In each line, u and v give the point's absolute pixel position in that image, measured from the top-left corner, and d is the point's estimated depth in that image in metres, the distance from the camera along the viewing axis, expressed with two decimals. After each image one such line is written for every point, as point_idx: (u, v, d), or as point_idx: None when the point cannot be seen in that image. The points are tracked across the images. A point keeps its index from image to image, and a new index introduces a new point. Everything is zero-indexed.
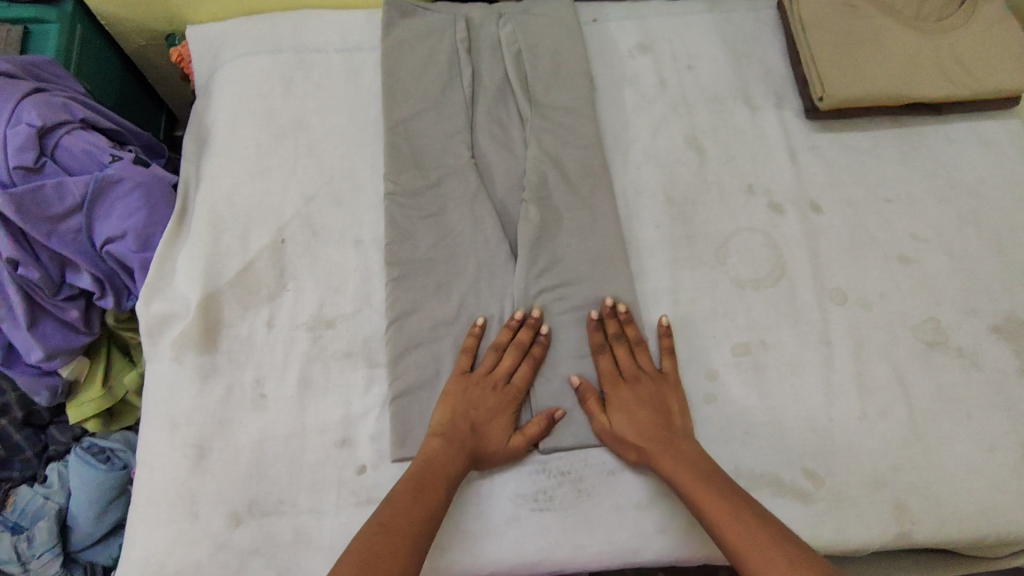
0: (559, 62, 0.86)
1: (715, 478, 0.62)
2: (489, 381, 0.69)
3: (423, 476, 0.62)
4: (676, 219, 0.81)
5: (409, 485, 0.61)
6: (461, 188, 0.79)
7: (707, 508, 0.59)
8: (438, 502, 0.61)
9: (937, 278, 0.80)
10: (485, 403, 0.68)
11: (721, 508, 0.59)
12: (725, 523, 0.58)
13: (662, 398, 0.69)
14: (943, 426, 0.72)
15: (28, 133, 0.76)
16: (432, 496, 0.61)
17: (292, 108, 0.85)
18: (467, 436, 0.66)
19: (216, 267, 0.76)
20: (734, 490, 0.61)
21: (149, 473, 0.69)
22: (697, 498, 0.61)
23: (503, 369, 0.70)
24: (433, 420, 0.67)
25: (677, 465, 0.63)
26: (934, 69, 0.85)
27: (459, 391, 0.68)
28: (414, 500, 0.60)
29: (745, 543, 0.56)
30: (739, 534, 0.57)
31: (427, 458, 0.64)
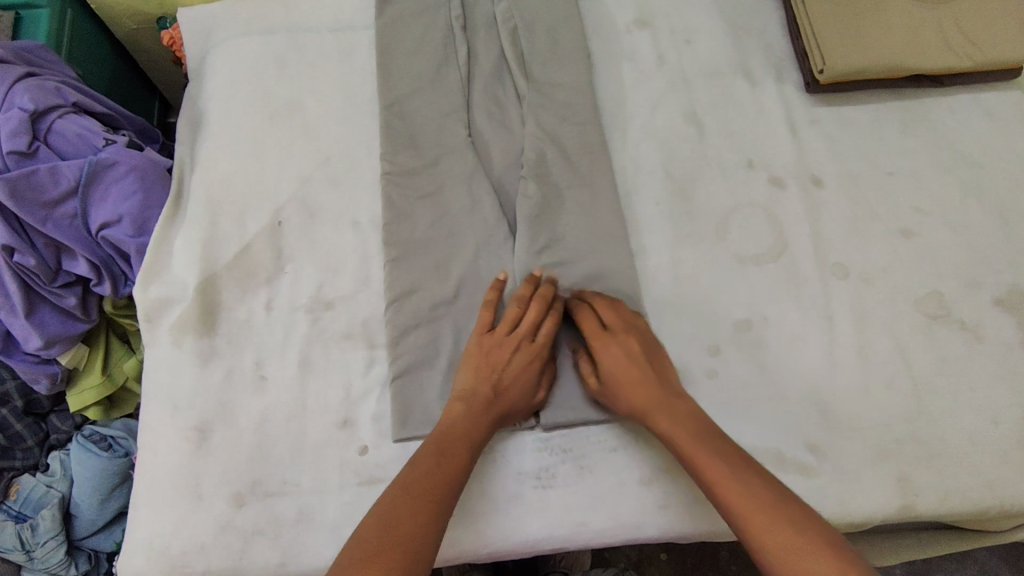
0: (555, 38, 0.84)
1: (702, 424, 0.61)
2: (507, 337, 0.67)
3: (443, 442, 0.61)
4: (676, 196, 0.80)
5: (429, 451, 0.61)
6: (458, 166, 0.78)
7: (692, 455, 0.59)
8: (460, 467, 0.60)
9: (940, 250, 0.79)
10: (507, 360, 0.66)
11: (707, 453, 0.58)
12: (709, 468, 0.57)
13: (653, 354, 0.67)
14: (947, 397, 0.72)
15: (20, 118, 0.75)
16: (453, 462, 0.60)
17: (287, 89, 0.84)
18: (488, 397, 0.64)
19: (214, 250, 0.75)
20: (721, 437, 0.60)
21: (151, 456, 0.68)
22: (682, 445, 0.60)
23: (525, 324, 0.67)
24: (457, 382, 0.66)
25: (665, 419, 0.62)
26: (935, 40, 0.84)
27: (481, 351, 0.67)
28: (435, 466, 0.59)
29: (728, 488, 0.56)
30: (723, 479, 0.56)
31: (448, 422, 0.63)
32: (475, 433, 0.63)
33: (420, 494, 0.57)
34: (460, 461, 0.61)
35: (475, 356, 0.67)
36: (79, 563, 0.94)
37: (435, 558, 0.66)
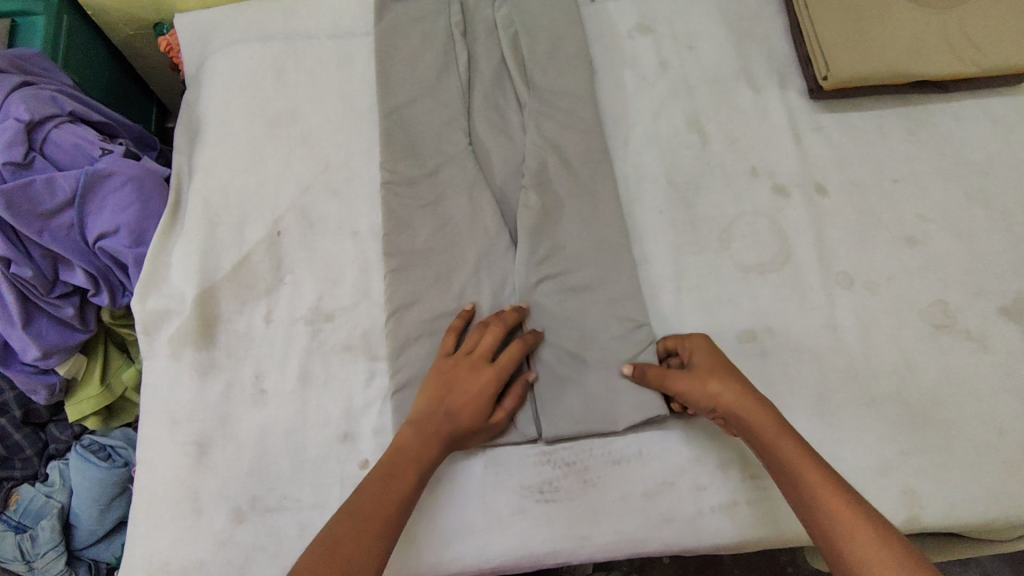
0: (556, 45, 0.84)
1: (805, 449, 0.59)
2: (467, 360, 0.66)
3: (393, 466, 0.61)
4: (678, 204, 0.79)
5: (375, 476, 0.60)
6: (459, 175, 0.77)
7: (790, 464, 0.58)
8: (405, 494, 0.60)
9: (945, 259, 0.78)
10: (466, 382, 0.65)
11: (807, 466, 0.57)
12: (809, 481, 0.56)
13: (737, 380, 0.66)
14: (953, 408, 0.72)
15: (16, 128, 0.74)
16: (398, 489, 0.60)
17: (285, 97, 0.83)
18: (442, 422, 0.63)
19: (212, 261, 0.75)
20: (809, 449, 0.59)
21: (150, 470, 0.68)
22: (782, 455, 0.59)
23: (482, 346, 0.67)
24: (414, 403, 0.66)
25: (762, 426, 0.60)
26: (940, 46, 0.83)
27: (443, 371, 0.66)
28: (380, 491, 0.59)
29: (832, 503, 0.55)
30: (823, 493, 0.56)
31: (399, 445, 0.63)
32: (429, 456, 0.62)
33: (364, 522, 0.57)
34: (406, 488, 0.60)
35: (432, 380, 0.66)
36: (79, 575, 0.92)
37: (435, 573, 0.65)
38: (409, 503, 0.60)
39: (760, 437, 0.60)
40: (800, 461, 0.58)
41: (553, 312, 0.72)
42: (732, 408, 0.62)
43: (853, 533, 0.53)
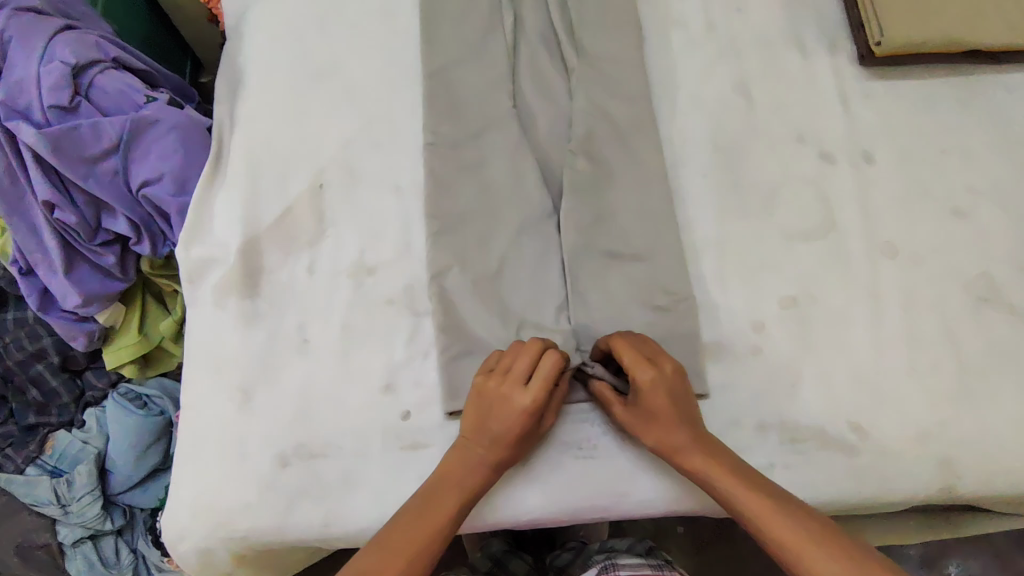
0: (605, 8, 0.82)
1: (739, 466, 0.60)
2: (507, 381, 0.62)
3: (437, 486, 0.60)
4: (724, 169, 0.79)
5: (416, 500, 0.59)
6: (505, 136, 0.77)
7: (760, 517, 0.56)
8: (444, 520, 0.58)
9: (992, 232, 0.77)
10: (504, 406, 0.61)
11: (766, 506, 0.57)
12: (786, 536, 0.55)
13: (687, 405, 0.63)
14: (994, 382, 0.71)
15: (62, 71, 0.74)
16: (436, 516, 0.58)
17: (328, 48, 0.82)
18: (485, 448, 0.61)
19: (255, 212, 0.75)
20: (772, 487, 0.59)
21: (195, 415, 0.69)
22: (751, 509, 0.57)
23: (526, 369, 0.62)
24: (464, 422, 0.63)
25: (728, 479, 0.59)
26: (997, 14, 0.81)
27: (491, 393, 0.62)
28: (417, 516, 0.58)
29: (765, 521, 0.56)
30: (790, 535, 0.55)
31: (443, 470, 0.61)
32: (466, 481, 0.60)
33: (400, 541, 0.56)
34: (446, 512, 0.58)
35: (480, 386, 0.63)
36: (113, 517, 0.96)
37: (474, 523, 0.66)
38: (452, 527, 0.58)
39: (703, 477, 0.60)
40: (767, 513, 0.56)
41: (597, 275, 0.73)
42: (687, 458, 0.61)
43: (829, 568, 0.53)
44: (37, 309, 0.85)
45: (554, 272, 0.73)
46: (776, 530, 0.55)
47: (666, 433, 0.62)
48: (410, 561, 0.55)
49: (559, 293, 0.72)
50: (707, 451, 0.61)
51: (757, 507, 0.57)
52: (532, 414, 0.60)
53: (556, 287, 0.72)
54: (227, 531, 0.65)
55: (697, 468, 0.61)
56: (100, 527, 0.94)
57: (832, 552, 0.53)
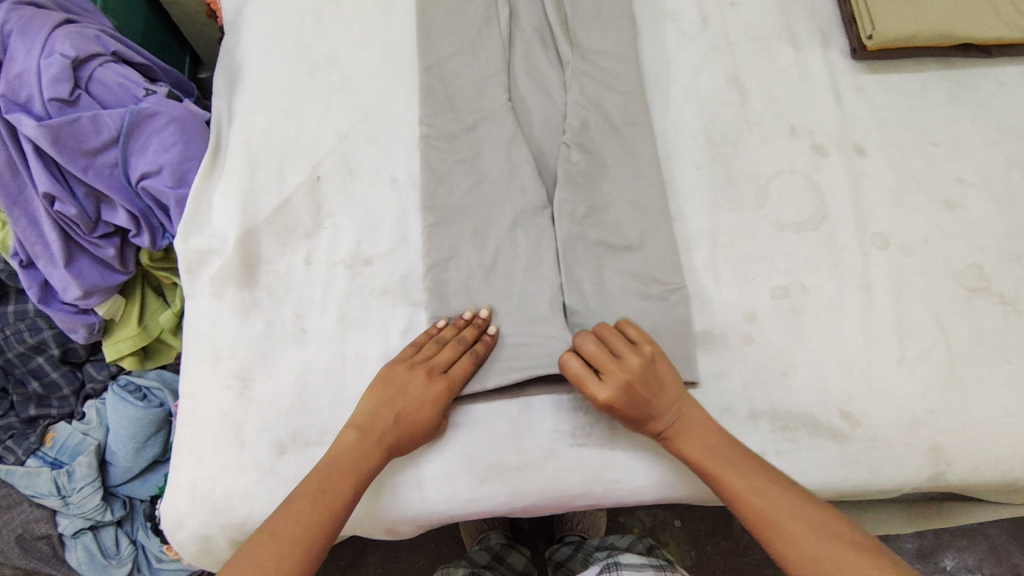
0: (599, 3, 0.83)
1: (726, 444, 0.62)
2: (416, 372, 0.65)
3: (333, 469, 0.61)
4: (717, 161, 0.79)
5: (313, 483, 0.60)
6: (500, 128, 0.77)
7: (738, 495, 0.60)
8: (338, 505, 0.60)
9: (982, 224, 0.78)
10: (411, 397, 0.64)
11: (747, 486, 0.60)
12: (763, 515, 0.59)
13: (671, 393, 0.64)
14: (983, 370, 0.72)
15: (62, 64, 0.74)
16: (333, 499, 0.60)
17: (325, 43, 0.83)
18: (384, 432, 0.63)
19: (254, 203, 0.75)
20: (757, 464, 0.61)
21: (193, 403, 0.70)
22: (734, 489, 0.60)
23: (439, 359, 0.66)
24: (361, 406, 0.65)
25: (713, 461, 0.61)
26: (988, 9, 0.82)
27: (396, 378, 0.65)
28: (315, 500, 0.59)
29: (745, 500, 0.60)
30: (767, 514, 0.59)
31: (336, 454, 0.62)
32: (359, 466, 0.62)
33: (295, 524, 0.58)
34: (343, 492, 0.60)
35: (385, 374, 0.66)
36: (113, 508, 0.97)
37: (467, 509, 0.67)
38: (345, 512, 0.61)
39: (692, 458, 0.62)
40: (745, 492, 0.60)
41: (591, 266, 0.73)
42: (677, 440, 0.63)
43: (797, 545, 0.57)
44: (37, 301, 0.86)
45: (548, 263, 0.73)
46: (755, 509, 0.59)
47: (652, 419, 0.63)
48: (309, 541, 0.58)
49: (554, 284, 0.73)
50: (693, 434, 0.63)
51: (735, 487, 0.60)
52: (439, 403, 0.64)
53: (551, 277, 0.73)
54: (225, 517, 0.66)
55: (683, 451, 0.63)
56: (101, 518, 0.95)
57: (806, 529, 0.57)
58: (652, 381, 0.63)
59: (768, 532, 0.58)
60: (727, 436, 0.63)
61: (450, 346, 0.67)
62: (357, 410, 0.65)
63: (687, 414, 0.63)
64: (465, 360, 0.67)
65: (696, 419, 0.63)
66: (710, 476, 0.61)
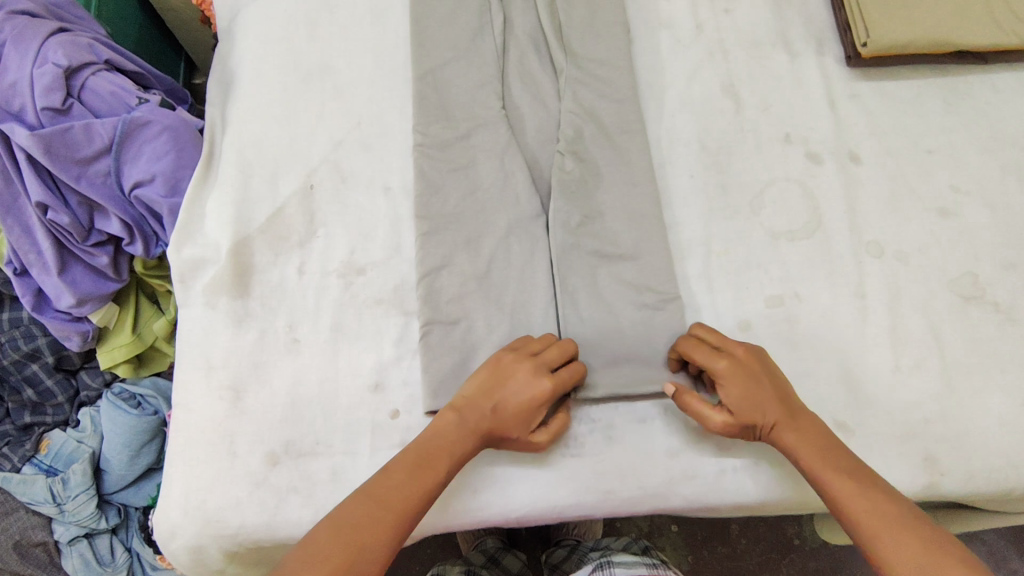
0: (594, 11, 0.83)
1: (827, 444, 0.61)
2: (528, 362, 0.65)
3: (430, 450, 0.61)
4: (711, 169, 0.79)
5: (408, 458, 0.60)
6: (493, 137, 0.77)
7: (840, 496, 0.57)
8: (429, 486, 0.59)
9: (977, 232, 0.78)
10: (517, 386, 0.63)
11: (849, 487, 0.57)
12: (870, 521, 0.55)
13: (774, 379, 0.64)
14: (978, 379, 0.72)
15: (55, 73, 0.74)
16: (429, 475, 0.59)
17: (319, 51, 0.83)
18: (485, 418, 0.63)
19: (246, 212, 0.75)
20: (861, 469, 0.59)
21: (186, 413, 0.70)
22: (839, 491, 0.57)
23: (547, 361, 0.65)
24: (466, 387, 0.65)
25: (817, 461, 0.60)
26: (983, 16, 0.81)
27: (500, 368, 0.65)
28: (409, 477, 0.58)
29: (847, 500, 0.57)
30: (872, 520, 0.55)
31: (436, 430, 0.62)
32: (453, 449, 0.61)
33: (386, 497, 0.57)
34: (439, 473, 0.60)
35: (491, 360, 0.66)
36: (108, 516, 0.96)
37: (461, 521, 0.67)
38: (433, 498, 0.59)
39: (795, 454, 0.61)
40: (847, 491, 0.57)
41: (584, 277, 0.73)
42: (777, 438, 0.62)
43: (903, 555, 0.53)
44: (31, 309, 0.86)
45: (542, 272, 0.73)
46: (856, 511, 0.56)
47: (753, 410, 0.62)
48: (397, 514, 0.56)
49: (547, 294, 0.73)
50: (795, 427, 0.62)
51: (835, 486, 0.58)
52: (542, 403, 0.63)
53: (544, 287, 0.73)
54: (217, 528, 0.65)
55: (783, 444, 0.62)
56: (95, 526, 0.95)
57: (913, 540, 0.53)
58: (750, 368, 0.64)
59: (869, 538, 0.55)
60: (834, 440, 0.62)
61: (562, 347, 0.67)
62: (461, 390, 0.65)
63: (790, 412, 0.62)
64: (573, 366, 0.67)
65: (800, 419, 0.62)
66: (810, 475, 0.60)
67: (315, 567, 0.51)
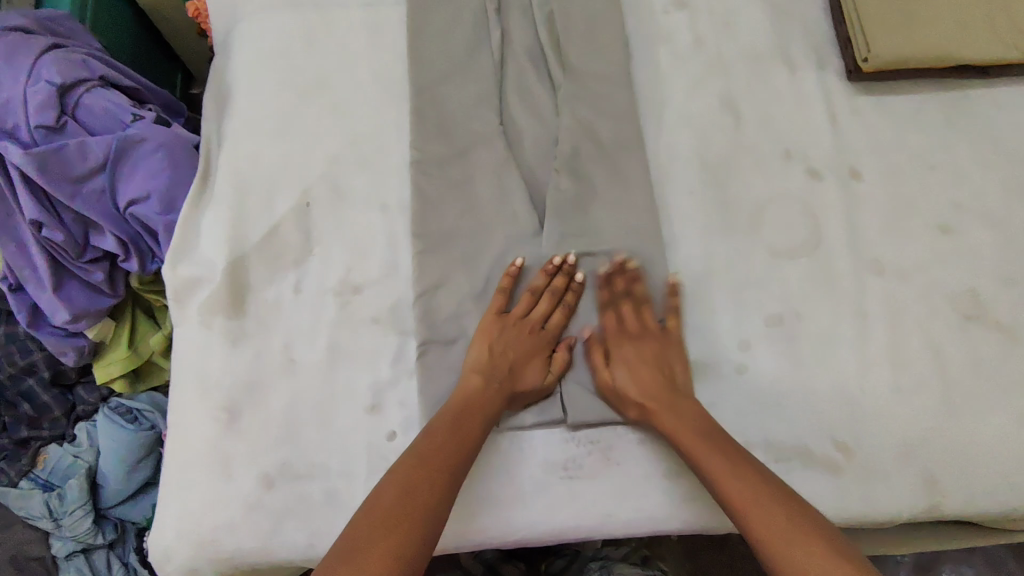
0: (592, 25, 0.82)
1: (707, 422, 0.64)
2: (525, 320, 0.69)
3: (456, 421, 0.63)
4: (710, 186, 0.79)
5: (440, 430, 0.62)
6: (491, 154, 0.77)
7: (712, 471, 0.60)
8: (467, 447, 0.62)
9: (978, 249, 0.77)
10: (515, 338, 0.68)
11: (722, 464, 0.60)
12: (733, 494, 0.58)
13: (664, 356, 0.69)
14: (978, 399, 0.71)
15: (48, 91, 0.74)
16: (467, 432, 0.62)
17: (316, 66, 0.82)
18: (504, 373, 0.67)
19: (242, 231, 0.75)
20: (735, 447, 0.62)
21: (181, 435, 0.69)
22: (730, 493, 0.58)
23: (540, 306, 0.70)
24: (469, 357, 0.68)
25: (688, 435, 0.63)
26: (986, 30, 0.81)
27: (498, 331, 0.69)
28: (447, 438, 0.61)
29: (720, 473, 0.60)
30: (740, 493, 0.58)
31: (460, 394, 0.65)
32: (477, 417, 0.64)
33: (431, 460, 0.59)
34: (475, 429, 0.63)
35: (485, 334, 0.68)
36: (105, 531, 0.95)
37: (458, 543, 0.66)
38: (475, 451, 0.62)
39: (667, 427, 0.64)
40: (718, 466, 0.60)
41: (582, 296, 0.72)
42: (655, 416, 0.65)
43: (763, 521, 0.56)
44: (26, 325, 0.85)
45: None
46: (723, 484, 0.59)
47: (640, 390, 0.67)
48: (444, 471, 0.59)
49: None
50: (671, 407, 0.65)
51: (708, 461, 0.61)
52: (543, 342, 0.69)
53: None
54: (213, 551, 0.65)
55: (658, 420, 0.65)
56: (92, 541, 0.94)
57: (771, 510, 0.56)
58: (646, 351, 0.69)
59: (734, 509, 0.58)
60: (709, 418, 0.65)
61: (548, 280, 0.71)
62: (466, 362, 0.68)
63: (673, 396, 0.66)
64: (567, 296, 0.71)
65: (681, 403, 0.65)
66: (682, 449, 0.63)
67: (375, 537, 0.53)
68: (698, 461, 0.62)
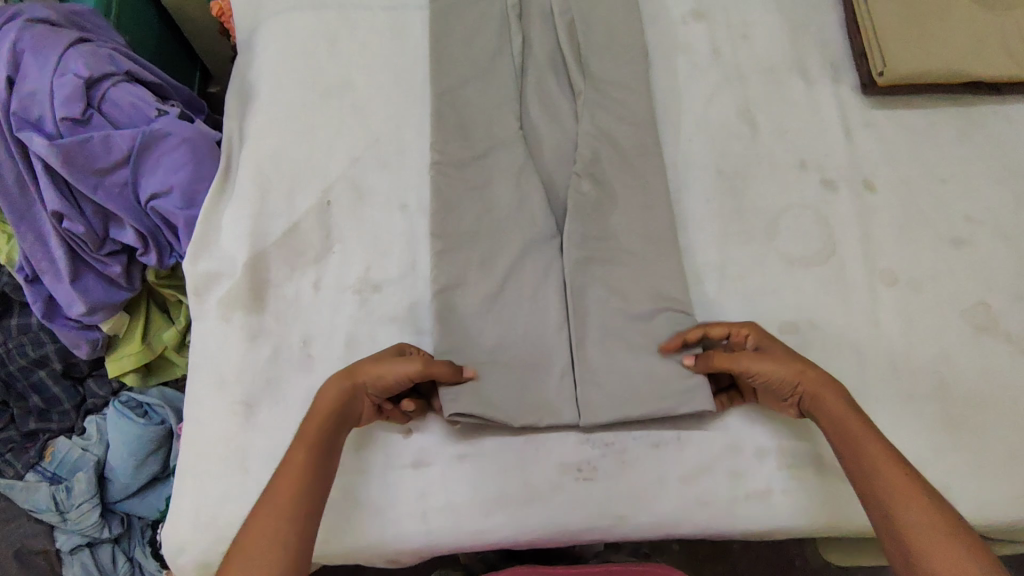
0: (613, 33, 0.84)
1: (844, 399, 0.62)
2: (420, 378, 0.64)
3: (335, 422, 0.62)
4: (727, 194, 0.80)
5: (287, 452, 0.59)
6: (511, 157, 0.77)
7: (864, 449, 0.58)
8: (305, 462, 0.58)
9: (990, 263, 0.78)
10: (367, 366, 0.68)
11: (877, 445, 0.58)
12: (884, 478, 0.56)
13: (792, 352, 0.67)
14: (988, 410, 0.72)
15: (75, 84, 0.74)
16: (299, 443, 0.59)
17: (339, 66, 0.83)
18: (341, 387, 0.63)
19: (264, 226, 0.76)
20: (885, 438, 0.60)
21: (198, 427, 0.69)
22: (848, 422, 0.60)
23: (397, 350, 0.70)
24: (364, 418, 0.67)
25: (843, 415, 0.61)
26: (998, 47, 0.82)
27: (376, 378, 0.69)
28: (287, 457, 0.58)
29: (876, 454, 0.57)
30: (887, 470, 0.56)
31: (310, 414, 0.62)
32: (311, 428, 0.60)
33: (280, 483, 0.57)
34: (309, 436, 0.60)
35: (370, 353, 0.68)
36: (111, 525, 0.95)
37: (474, 542, 0.66)
38: (319, 458, 0.59)
39: (819, 396, 0.63)
40: (871, 446, 0.58)
41: (598, 301, 0.73)
42: (810, 384, 0.63)
43: (908, 508, 0.54)
44: (42, 317, 0.85)
45: (556, 294, 0.73)
46: (880, 467, 0.57)
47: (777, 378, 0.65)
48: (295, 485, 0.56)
49: (561, 315, 0.72)
50: (832, 385, 0.63)
51: (862, 439, 0.59)
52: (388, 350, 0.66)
53: (558, 308, 0.72)
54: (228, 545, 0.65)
55: (820, 394, 0.63)
56: (98, 535, 0.93)
57: (915, 497, 0.54)
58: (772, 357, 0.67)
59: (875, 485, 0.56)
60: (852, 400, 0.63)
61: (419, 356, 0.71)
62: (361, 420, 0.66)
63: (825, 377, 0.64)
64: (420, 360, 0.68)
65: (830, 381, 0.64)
66: (838, 429, 0.61)
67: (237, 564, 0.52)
68: (833, 415, 0.61)
